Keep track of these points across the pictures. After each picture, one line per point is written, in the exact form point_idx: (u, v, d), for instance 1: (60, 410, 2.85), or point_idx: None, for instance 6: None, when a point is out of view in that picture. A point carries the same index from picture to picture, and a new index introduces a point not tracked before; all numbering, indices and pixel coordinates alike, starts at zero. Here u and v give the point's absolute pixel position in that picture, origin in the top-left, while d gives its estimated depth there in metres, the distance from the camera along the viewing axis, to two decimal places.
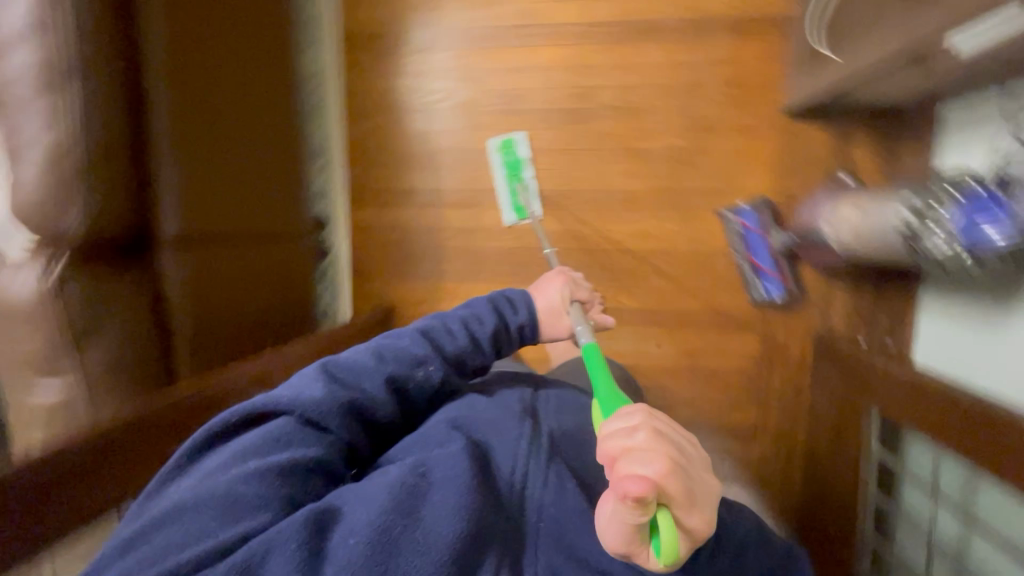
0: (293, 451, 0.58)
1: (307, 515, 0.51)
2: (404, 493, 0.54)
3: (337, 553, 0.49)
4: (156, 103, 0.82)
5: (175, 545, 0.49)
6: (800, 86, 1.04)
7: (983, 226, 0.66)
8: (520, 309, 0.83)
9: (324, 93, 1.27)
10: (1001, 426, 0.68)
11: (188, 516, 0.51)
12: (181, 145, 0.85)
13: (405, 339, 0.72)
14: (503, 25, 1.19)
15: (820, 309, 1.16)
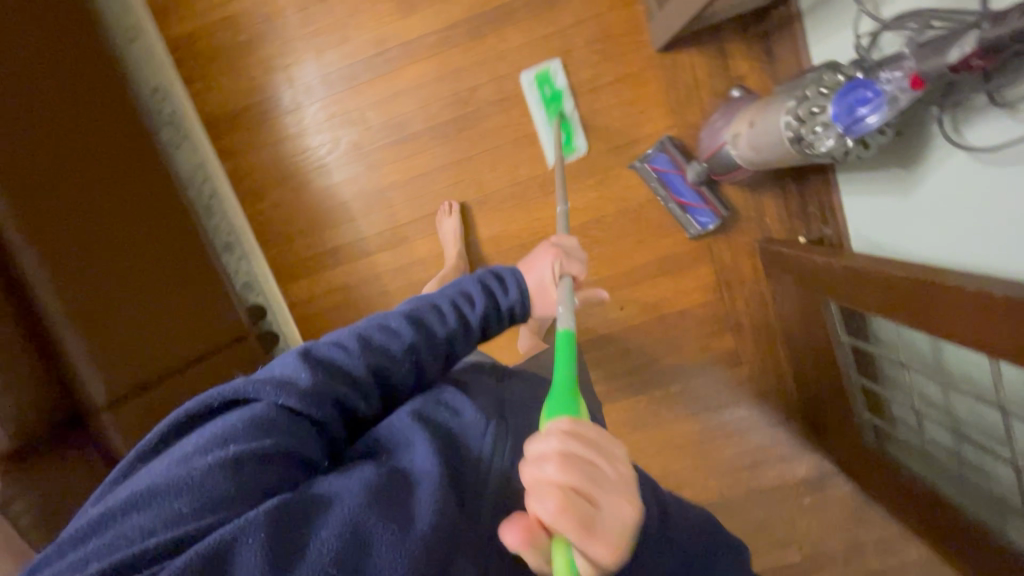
0: (273, 438, 0.47)
1: (284, 506, 0.42)
2: (382, 495, 0.45)
3: (308, 555, 0.40)
4: (32, 275, 0.79)
5: (135, 535, 0.39)
6: (663, 21, 1.05)
7: (859, 112, 0.68)
8: (511, 289, 0.70)
9: (213, 185, 1.20)
10: (934, 286, 0.72)
11: (151, 503, 0.41)
12: (72, 302, 0.81)
13: (390, 324, 0.61)
14: (361, 59, 1.16)
15: (756, 221, 1.19)
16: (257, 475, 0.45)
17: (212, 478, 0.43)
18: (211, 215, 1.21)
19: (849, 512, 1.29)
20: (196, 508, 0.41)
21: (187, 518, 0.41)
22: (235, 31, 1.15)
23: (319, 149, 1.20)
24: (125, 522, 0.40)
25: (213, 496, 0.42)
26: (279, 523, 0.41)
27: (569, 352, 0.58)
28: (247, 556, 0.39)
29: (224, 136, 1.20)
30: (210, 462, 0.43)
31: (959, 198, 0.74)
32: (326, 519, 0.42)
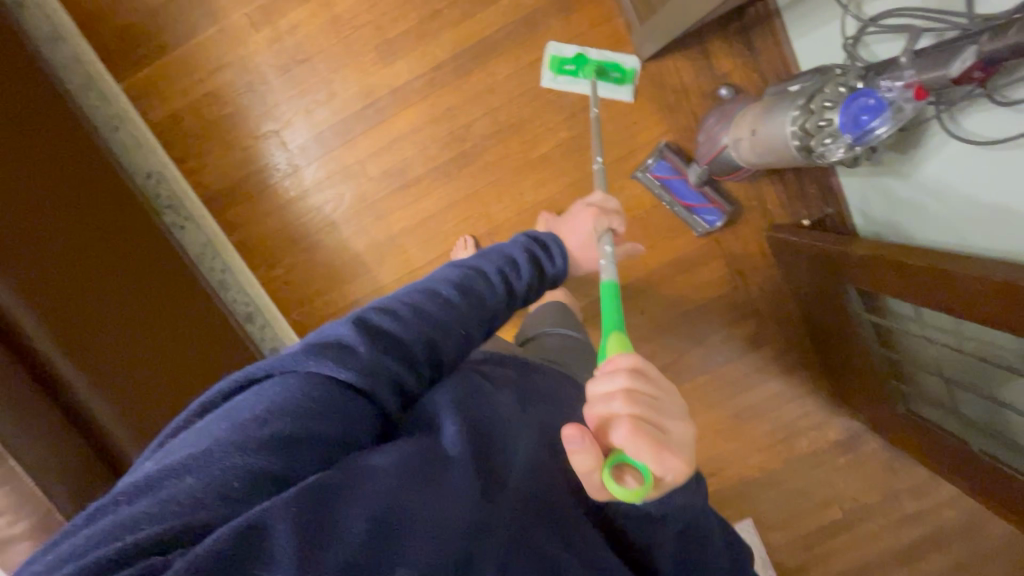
0: (307, 413, 0.43)
1: (322, 481, 0.38)
2: (418, 473, 0.42)
3: (338, 529, 0.36)
4: (60, 364, 0.76)
5: (183, 500, 0.36)
6: (647, 35, 1.07)
7: (865, 121, 0.70)
8: (557, 254, 0.70)
9: (225, 259, 1.20)
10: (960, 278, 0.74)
11: (171, 478, 0.37)
12: (105, 381, 0.79)
13: (441, 292, 0.57)
14: (352, 112, 1.15)
15: (759, 210, 1.23)
16: (288, 461, 0.40)
17: (256, 450, 0.39)
18: (226, 289, 1.21)
19: (884, 464, 1.37)
20: (245, 484, 0.38)
21: (234, 491, 0.37)
22: (220, 103, 1.14)
23: (324, 207, 1.20)
24: (175, 484, 0.36)
25: (258, 470, 0.38)
26: (312, 499, 0.37)
27: (615, 296, 0.66)
28: (281, 528, 0.35)
29: (226, 210, 1.19)
30: (259, 434, 0.40)
31: (959, 184, 0.78)
32: (365, 493, 0.39)
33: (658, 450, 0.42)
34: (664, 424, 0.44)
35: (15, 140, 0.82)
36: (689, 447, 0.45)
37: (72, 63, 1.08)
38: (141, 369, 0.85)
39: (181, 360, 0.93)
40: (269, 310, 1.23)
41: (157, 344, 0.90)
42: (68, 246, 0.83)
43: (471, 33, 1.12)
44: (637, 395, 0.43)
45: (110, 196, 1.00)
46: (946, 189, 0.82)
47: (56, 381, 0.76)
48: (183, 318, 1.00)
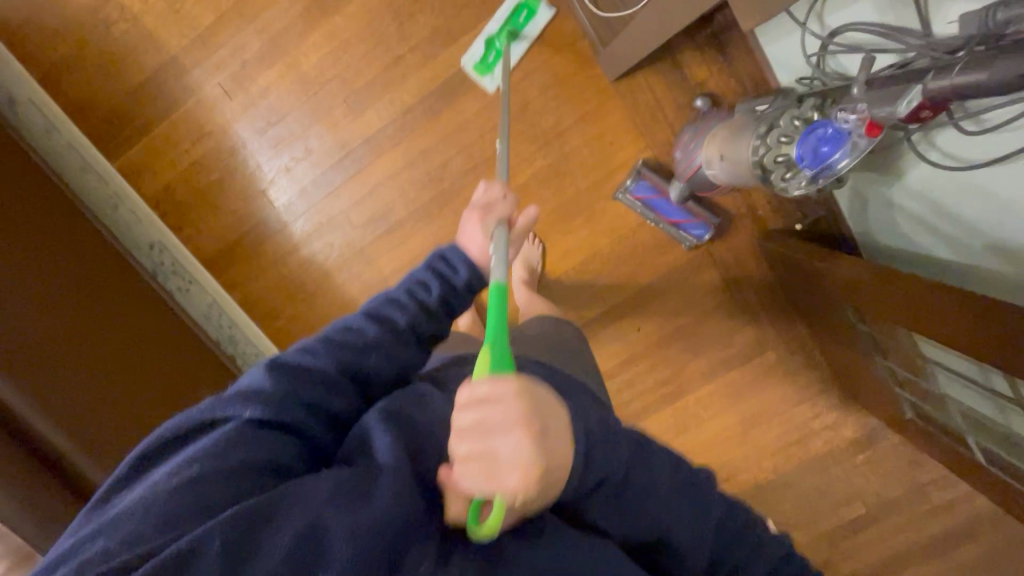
0: (239, 450, 0.47)
1: (242, 512, 0.42)
2: (344, 487, 0.45)
3: (258, 555, 0.40)
4: (59, 442, 0.81)
5: (121, 544, 0.41)
6: (611, 58, 1.05)
7: (826, 153, 0.67)
8: (460, 263, 0.63)
9: (230, 316, 1.27)
10: (949, 318, 0.72)
11: (117, 523, 0.42)
12: (105, 453, 0.84)
13: (352, 326, 0.58)
14: (331, 164, 1.18)
15: (750, 216, 1.19)
16: (220, 491, 0.45)
17: (176, 496, 0.43)
18: (235, 343, 1.29)
19: (906, 458, 1.31)
20: (164, 526, 0.42)
21: (154, 535, 0.41)
22: (207, 170, 1.19)
23: (316, 257, 1.23)
24: (100, 544, 0.41)
25: (181, 513, 0.43)
26: (229, 531, 0.41)
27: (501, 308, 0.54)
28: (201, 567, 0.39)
29: (226, 270, 1.25)
30: (176, 481, 0.44)
31: (950, 197, 0.74)
32: (285, 517, 0.43)
33: (490, 474, 0.41)
34: (494, 446, 0.42)
35: (15, 253, 0.88)
36: (533, 451, 0.42)
37: (66, 150, 1.15)
38: (138, 433, 0.90)
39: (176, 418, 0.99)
40: (265, 346, 1.29)
41: (153, 409, 0.96)
42: (78, 343, 0.89)
43: (438, 74, 1.13)
44: (463, 427, 0.42)
45: (111, 282, 1.06)
46: (928, 202, 0.79)
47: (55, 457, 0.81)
48: (191, 390, 1.07)
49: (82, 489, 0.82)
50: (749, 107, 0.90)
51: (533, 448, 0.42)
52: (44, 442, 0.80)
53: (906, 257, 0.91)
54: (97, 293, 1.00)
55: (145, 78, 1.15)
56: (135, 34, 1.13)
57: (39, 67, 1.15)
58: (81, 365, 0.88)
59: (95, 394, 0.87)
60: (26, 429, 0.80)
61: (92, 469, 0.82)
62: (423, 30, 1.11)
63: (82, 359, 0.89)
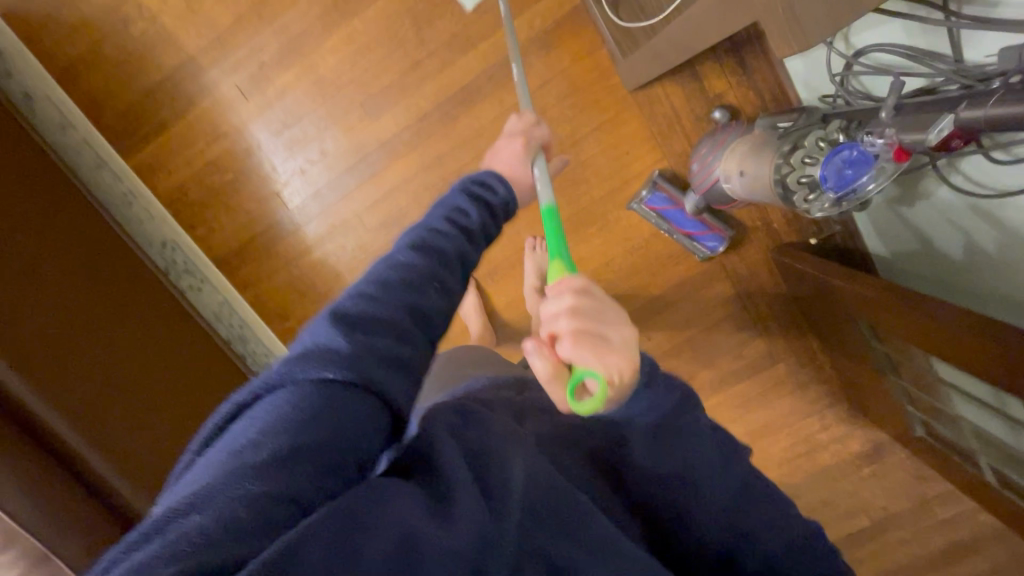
0: (327, 427, 0.40)
1: (343, 510, 0.36)
2: (433, 496, 0.41)
3: (369, 558, 0.34)
4: (71, 443, 0.80)
5: (210, 530, 0.33)
6: (631, 69, 1.04)
7: (851, 174, 0.66)
8: (498, 186, 0.64)
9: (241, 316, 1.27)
10: (964, 342, 0.71)
11: (201, 505, 0.34)
12: (114, 454, 0.84)
13: (401, 259, 0.52)
14: (346, 166, 1.18)
15: (764, 229, 1.18)
16: (308, 476, 0.38)
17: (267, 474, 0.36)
18: (245, 342, 1.29)
19: (913, 472, 1.31)
20: (254, 511, 0.34)
21: (244, 522, 0.34)
22: (222, 170, 1.19)
23: (329, 259, 1.23)
24: (182, 525, 0.33)
25: (269, 496, 0.35)
26: (338, 529, 0.35)
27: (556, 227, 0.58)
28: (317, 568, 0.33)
29: (239, 270, 1.25)
30: (260, 458, 0.37)
31: (975, 223, 0.73)
32: (394, 517, 0.37)
33: (599, 354, 0.45)
34: (605, 330, 0.46)
35: (33, 254, 0.88)
36: (632, 347, 0.47)
37: (82, 147, 1.15)
38: (145, 435, 0.90)
39: (183, 420, 0.99)
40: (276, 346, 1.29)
41: (161, 410, 0.95)
42: (93, 344, 0.90)
43: (455, 79, 1.12)
44: (581, 308, 0.46)
45: (126, 282, 1.06)
46: (951, 223, 0.78)
47: (64, 458, 0.81)
48: (202, 393, 1.07)
49: (98, 493, 0.82)
50: (770, 124, 0.90)
51: (631, 341, 0.47)
52: (60, 444, 0.80)
53: (926, 279, 0.90)
54: (109, 292, 1.00)
55: (162, 78, 1.14)
56: (152, 33, 1.12)
57: (57, 63, 1.14)
58: (93, 365, 0.88)
59: (105, 395, 0.87)
60: (39, 428, 0.79)
61: (107, 472, 0.82)
62: (442, 35, 1.11)
63: (94, 359, 0.88)
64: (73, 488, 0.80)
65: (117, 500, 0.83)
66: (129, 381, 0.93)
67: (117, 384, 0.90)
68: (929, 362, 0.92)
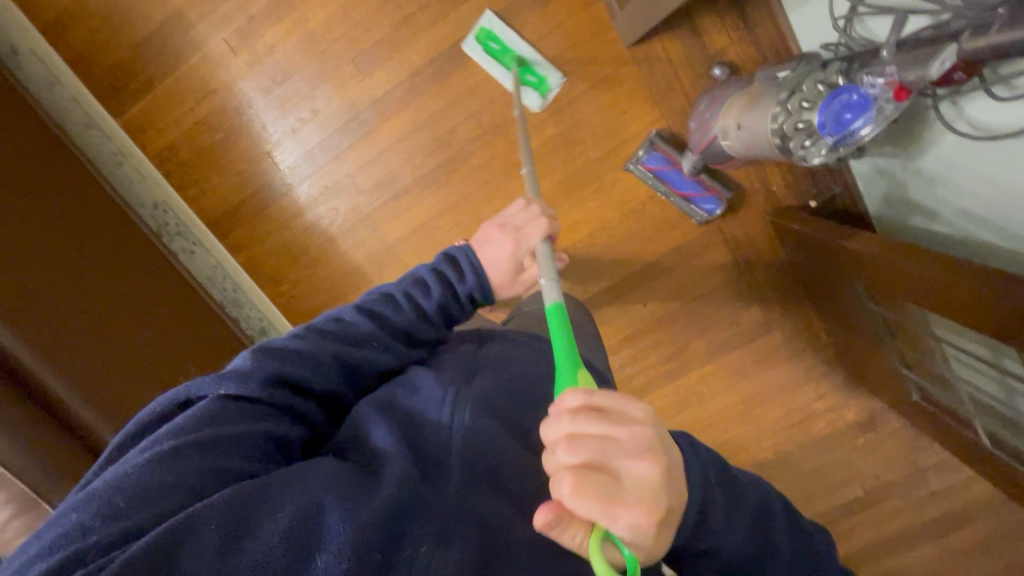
0: (226, 427, 0.49)
1: (242, 492, 0.43)
2: (345, 475, 0.47)
3: (261, 530, 0.41)
4: (61, 393, 0.81)
5: (109, 513, 0.40)
6: (628, 21, 1.02)
7: (848, 120, 0.66)
8: (465, 273, 0.71)
9: (234, 280, 1.26)
10: (958, 288, 0.70)
11: (96, 496, 0.41)
12: (108, 405, 0.85)
13: (348, 318, 0.65)
14: (337, 126, 1.16)
15: (762, 191, 1.16)
16: (203, 461, 0.46)
17: (153, 467, 0.43)
18: (240, 307, 1.27)
19: (908, 443, 1.30)
20: (136, 501, 0.41)
21: (128, 509, 0.41)
22: (212, 129, 1.17)
23: (320, 222, 1.22)
24: (66, 521, 0.40)
25: (157, 484, 0.43)
26: (232, 508, 0.41)
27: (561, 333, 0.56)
28: (207, 544, 0.39)
29: (231, 232, 1.24)
30: (149, 455, 0.44)
31: (964, 174, 0.73)
32: (289, 498, 0.43)
33: (607, 499, 0.36)
34: (620, 469, 0.38)
35: (24, 210, 0.87)
36: (650, 487, 0.38)
37: (69, 104, 1.14)
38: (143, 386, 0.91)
39: (178, 376, 0.99)
40: (269, 308, 1.29)
41: (157, 364, 0.96)
42: (86, 299, 0.90)
43: (447, 35, 1.10)
44: (580, 442, 0.38)
45: (117, 240, 1.06)
46: (944, 177, 0.77)
47: (59, 409, 0.82)
48: (196, 352, 1.07)
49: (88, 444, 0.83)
50: (770, 75, 0.87)
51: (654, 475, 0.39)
52: (50, 396, 0.81)
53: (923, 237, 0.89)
54: (100, 250, 1.00)
55: (149, 33, 1.12)
56: None
57: (43, 18, 1.12)
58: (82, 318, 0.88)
59: (98, 347, 0.88)
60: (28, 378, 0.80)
61: (96, 425, 0.83)
62: None
63: (83, 312, 0.89)
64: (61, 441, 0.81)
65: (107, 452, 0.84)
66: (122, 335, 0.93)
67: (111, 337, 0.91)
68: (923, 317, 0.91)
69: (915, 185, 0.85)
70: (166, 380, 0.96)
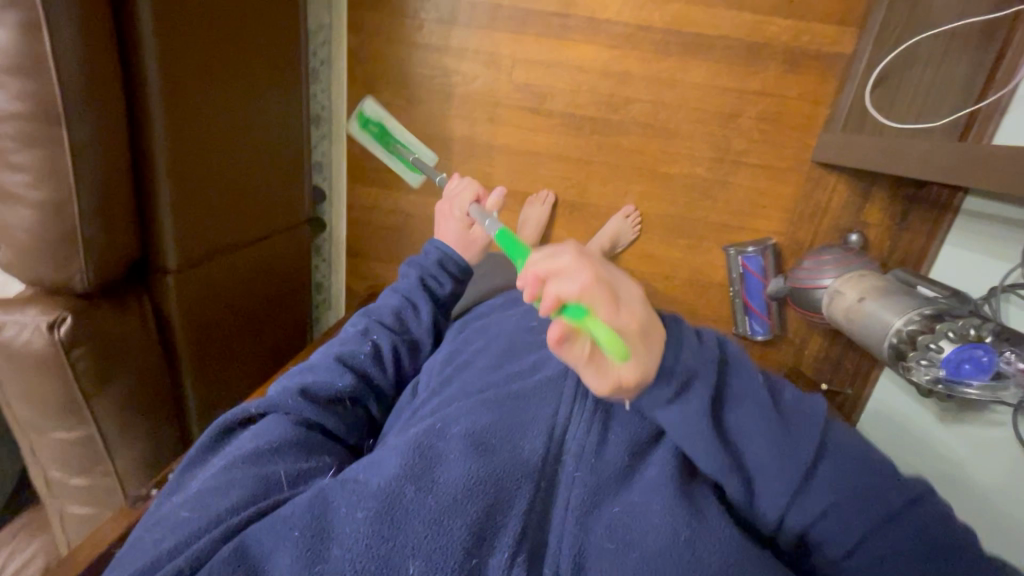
0: (259, 436, 0.58)
1: (310, 501, 0.48)
2: (410, 463, 0.49)
3: (338, 537, 0.46)
4: (146, 41, 0.66)
5: (179, 526, 0.51)
6: (835, 145, 1.03)
7: (964, 370, 0.73)
8: (430, 251, 0.82)
9: (330, 52, 1.12)
10: None
11: (163, 522, 0.52)
12: (173, 92, 0.70)
13: (348, 327, 0.74)
14: (539, 8, 1.05)
15: (795, 347, 1.24)
16: (245, 469, 0.54)
17: (217, 480, 0.53)
18: (315, 79, 1.15)
19: None
20: (194, 517, 0.51)
21: (197, 528, 0.50)
22: None
23: (452, 74, 1.11)
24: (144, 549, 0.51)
25: (215, 495, 0.52)
26: (306, 519, 0.47)
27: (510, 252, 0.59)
28: (278, 553, 0.46)
29: (365, 10, 1.08)
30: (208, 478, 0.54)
31: (964, 459, 0.84)
32: (360, 498, 0.48)
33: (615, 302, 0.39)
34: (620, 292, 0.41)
35: None
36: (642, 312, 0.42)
37: None
38: (208, 105, 0.77)
39: (246, 136, 0.87)
40: (342, 103, 1.16)
41: (238, 85, 0.82)
42: None
43: (696, 21, 1.03)
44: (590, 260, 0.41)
45: None
46: (940, 449, 0.89)
47: (134, 54, 0.66)
48: (276, 105, 0.93)
49: (133, 99, 0.68)
50: (908, 280, 0.92)
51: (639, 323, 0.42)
52: (133, 25, 0.65)
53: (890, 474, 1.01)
54: None
55: None
56: None
57: None
58: None
59: (200, 18, 0.73)
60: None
61: (156, 88, 0.68)
62: None
63: None
64: (117, 92, 0.65)
65: (145, 122, 0.69)
66: (224, 27, 0.78)
67: (215, 21, 0.76)
68: None
69: (909, 434, 0.98)
70: (238, 142, 0.85)
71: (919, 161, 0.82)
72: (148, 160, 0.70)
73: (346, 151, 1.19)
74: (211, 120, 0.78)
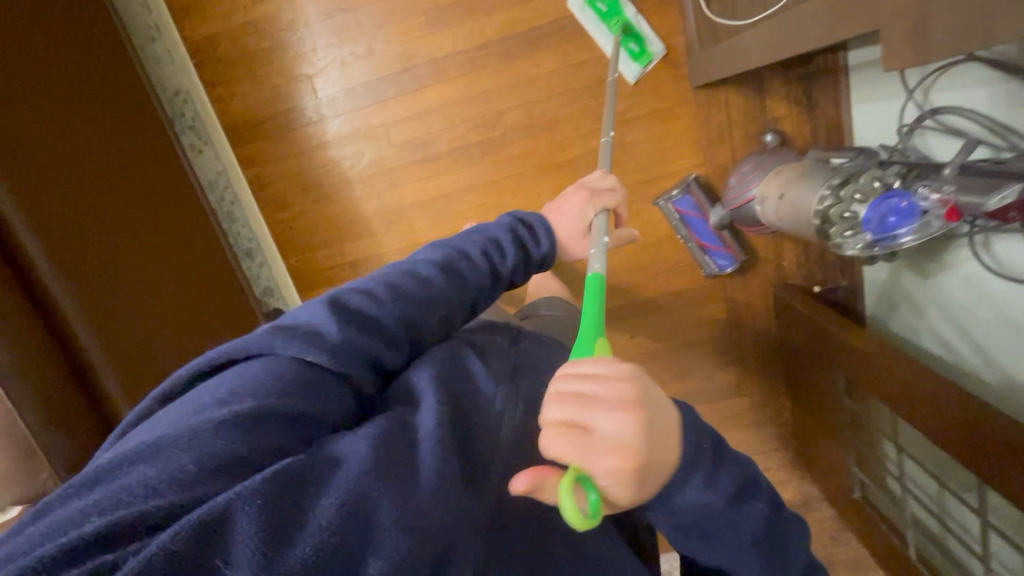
0: (286, 395, 0.43)
1: (293, 473, 0.37)
2: (397, 456, 0.41)
3: (311, 522, 0.35)
4: (36, 261, 0.76)
5: (135, 491, 0.35)
6: (702, 64, 1.02)
7: (892, 223, 0.67)
8: (542, 239, 0.69)
9: (235, 191, 1.22)
10: (941, 406, 0.73)
11: (120, 469, 0.36)
12: (79, 289, 0.79)
13: (421, 273, 0.58)
14: (388, 72, 1.12)
15: (774, 263, 1.18)
16: (263, 432, 0.40)
17: (223, 437, 0.38)
18: (232, 220, 1.24)
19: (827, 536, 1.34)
20: (160, 482, 0.36)
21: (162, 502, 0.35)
22: (258, 35, 1.11)
23: (343, 162, 1.18)
24: (61, 511, 0.35)
25: (223, 455, 0.38)
26: (284, 491, 0.36)
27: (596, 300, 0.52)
28: (246, 521, 0.34)
29: (247, 143, 1.18)
30: (224, 415, 0.39)
31: (968, 313, 0.77)
32: (338, 486, 0.38)
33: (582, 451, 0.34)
34: (592, 423, 0.35)
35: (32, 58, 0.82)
36: (631, 437, 0.35)
37: None
38: (117, 285, 0.86)
39: (165, 295, 0.95)
40: (264, 229, 1.25)
41: (138, 258, 0.91)
42: (76, 163, 0.85)
43: (527, 17, 1.07)
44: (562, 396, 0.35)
45: (132, 114, 1.01)
46: (944, 310, 0.82)
47: (31, 276, 0.76)
48: (184, 259, 1.02)
49: (47, 316, 0.77)
50: (822, 156, 0.88)
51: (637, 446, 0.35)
52: (20, 254, 0.75)
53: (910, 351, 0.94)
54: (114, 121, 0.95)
55: None
56: None
57: None
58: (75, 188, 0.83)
59: (82, 219, 0.83)
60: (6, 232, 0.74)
61: (64, 297, 0.77)
62: None
63: (76, 182, 0.84)
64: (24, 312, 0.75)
65: (66, 330, 0.77)
66: (107, 217, 0.88)
67: (96, 215, 0.86)
68: (896, 424, 0.95)
69: (910, 305, 0.91)
70: (160, 302, 0.93)
71: (755, 46, 0.81)
72: (80, 357, 0.78)
73: (285, 268, 1.27)
74: (127, 298, 0.87)
